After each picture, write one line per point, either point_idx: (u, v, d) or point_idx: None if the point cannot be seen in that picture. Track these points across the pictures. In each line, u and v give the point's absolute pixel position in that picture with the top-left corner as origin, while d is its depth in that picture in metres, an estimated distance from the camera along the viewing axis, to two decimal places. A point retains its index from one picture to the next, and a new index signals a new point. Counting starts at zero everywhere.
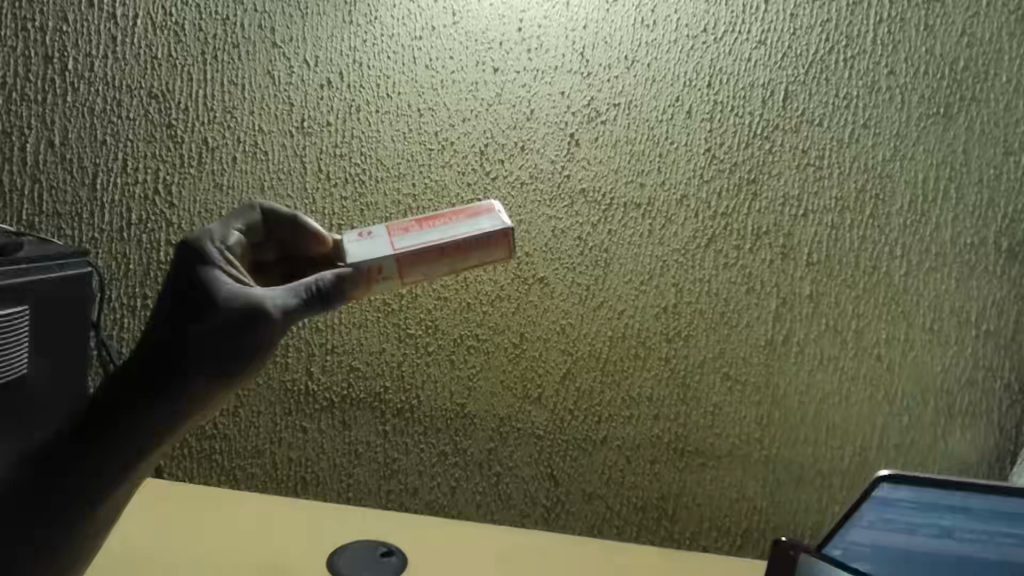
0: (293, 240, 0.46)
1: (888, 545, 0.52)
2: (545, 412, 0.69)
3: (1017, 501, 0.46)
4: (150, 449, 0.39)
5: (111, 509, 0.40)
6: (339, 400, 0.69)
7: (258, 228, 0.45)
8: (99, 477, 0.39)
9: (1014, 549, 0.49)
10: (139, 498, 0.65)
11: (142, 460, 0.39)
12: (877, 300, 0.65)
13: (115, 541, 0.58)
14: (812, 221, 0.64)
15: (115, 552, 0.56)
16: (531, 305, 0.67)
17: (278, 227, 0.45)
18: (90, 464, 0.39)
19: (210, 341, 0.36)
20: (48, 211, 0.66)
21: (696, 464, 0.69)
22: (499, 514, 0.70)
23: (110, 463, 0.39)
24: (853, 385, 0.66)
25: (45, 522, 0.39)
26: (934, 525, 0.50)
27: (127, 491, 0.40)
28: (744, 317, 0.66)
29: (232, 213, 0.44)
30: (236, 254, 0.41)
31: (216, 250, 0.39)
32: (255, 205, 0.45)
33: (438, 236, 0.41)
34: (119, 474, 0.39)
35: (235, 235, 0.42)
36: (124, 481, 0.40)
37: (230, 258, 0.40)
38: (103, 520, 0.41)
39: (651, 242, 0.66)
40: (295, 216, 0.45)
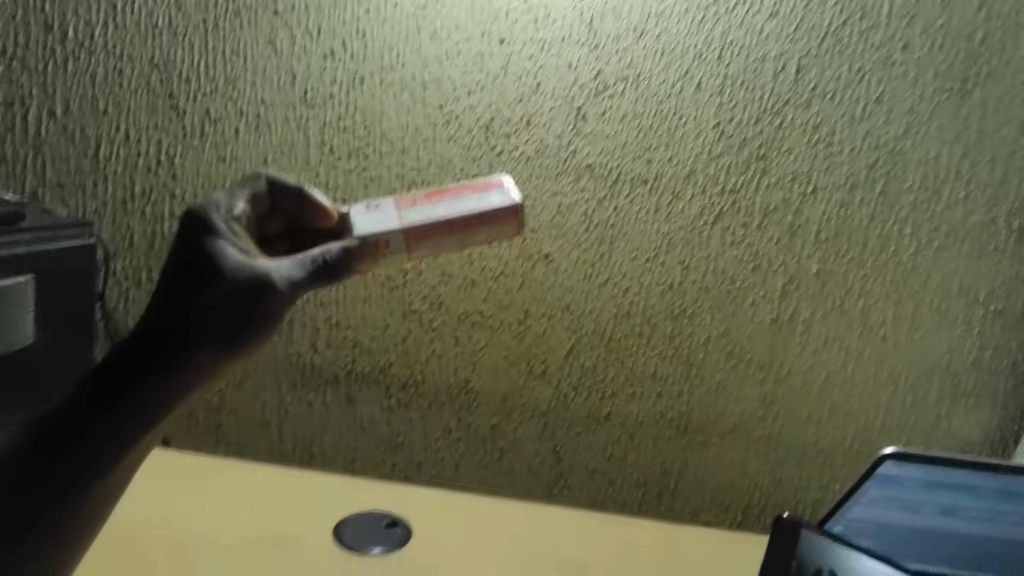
0: (299, 212, 0.45)
1: (892, 526, 0.52)
2: (548, 389, 0.69)
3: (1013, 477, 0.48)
4: (160, 419, 0.39)
5: (120, 479, 0.40)
6: (344, 374, 0.69)
7: (264, 199, 0.44)
8: (109, 448, 0.39)
9: (1017, 527, 0.50)
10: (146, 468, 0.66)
11: (151, 431, 0.39)
12: (885, 279, 0.65)
13: (120, 514, 0.58)
14: (822, 199, 0.64)
15: (120, 527, 0.57)
16: (536, 282, 0.67)
17: (283, 198, 0.45)
18: (99, 434, 0.38)
19: (216, 312, 0.36)
20: (52, 182, 0.66)
21: (699, 441, 0.69)
22: (503, 489, 0.71)
23: (121, 433, 0.38)
24: (857, 364, 0.67)
25: (53, 493, 0.39)
26: (937, 502, 0.50)
27: (135, 460, 0.40)
28: (750, 295, 0.66)
29: (238, 182, 0.44)
30: (242, 225, 0.41)
31: (222, 220, 0.39)
32: (261, 175, 0.45)
33: (445, 211, 0.41)
34: (129, 444, 0.39)
35: (240, 206, 0.42)
36: (134, 450, 0.39)
37: (236, 228, 0.40)
38: (114, 490, 0.40)
39: (658, 219, 0.65)
40: (300, 187, 0.45)
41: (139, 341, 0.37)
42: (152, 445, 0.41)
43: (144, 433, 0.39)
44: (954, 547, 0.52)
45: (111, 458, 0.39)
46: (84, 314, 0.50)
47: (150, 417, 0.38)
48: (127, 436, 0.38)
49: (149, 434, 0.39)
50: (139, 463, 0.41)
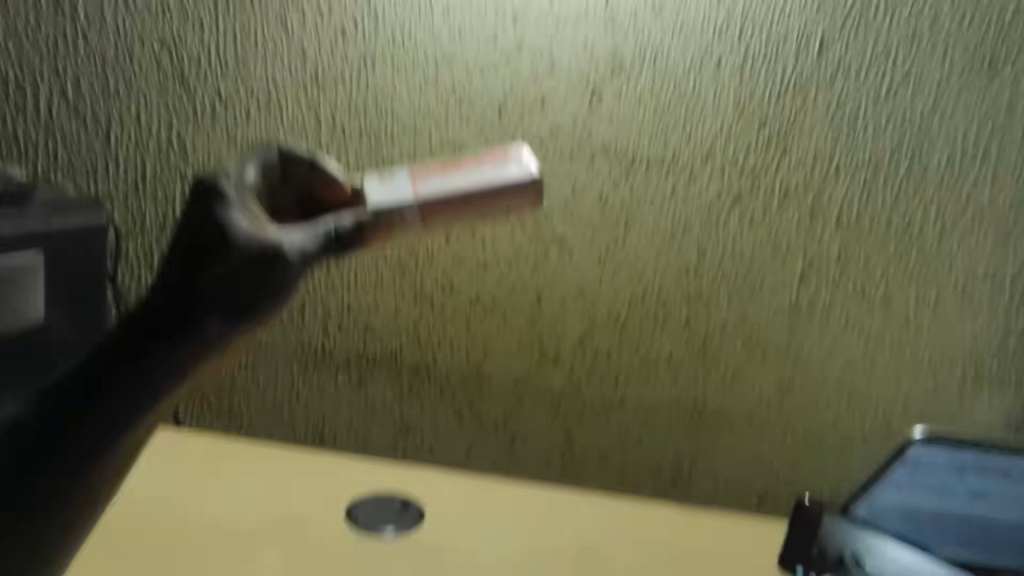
0: (313, 183, 0.42)
1: (882, 483, 0.58)
2: (561, 374, 0.68)
3: (998, 454, 0.54)
4: (169, 393, 0.38)
5: (127, 458, 0.39)
6: (356, 358, 0.69)
7: (274, 169, 0.41)
8: (117, 424, 0.38)
9: (1015, 509, 0.56)
10: (152, 449, 0.64)
11: (160, 406, 0.38)
12: (908, 263, 0.63)
13: (133, 490, 0.59)
14: (844, 180, 0.62)
15: (136, 504, 0.58)
16: (549, 265, 0.66)
17: (296, 168, 0.41)
18: (106, 409, 0.37)
19: (227, 281, 0.35)
20: (65, 163, 0.66)
21: (714, 428, 0.69)
22: (515, 474, 0.71)
23: (130, 408, 0.37)
24: (879, 349, 0.66)
25: (60, 472, 0.38)
26: (948, 486, 0.57)
27: (143, 438, 0.39)
28: (768, 279, 0.65)
29: (247, 152, 0.41)
30: (253, 195, 0.38)
31: (231, 187, 0.37)
32: (274, 144, 0.41)
33: (462, 182, 0.39)
34: (137, 420, 0.38)
35: (251, 175, 0.39)
36: (139, 428, 0.38)
37: (247, 195, 0.38)
38: (122, 470, 0.39)
39: (674, 201, 0.64)
40: (314, 157, 0.41)
41: (150, 311, 0.37)
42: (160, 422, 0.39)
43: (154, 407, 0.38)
44: (956, 525, 0.58)
45: (119, 434, 0.38)
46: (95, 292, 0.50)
47: (160, 391, 0.37)
48: (135, 411, 0.37)
49: (159, 409, 0.38)
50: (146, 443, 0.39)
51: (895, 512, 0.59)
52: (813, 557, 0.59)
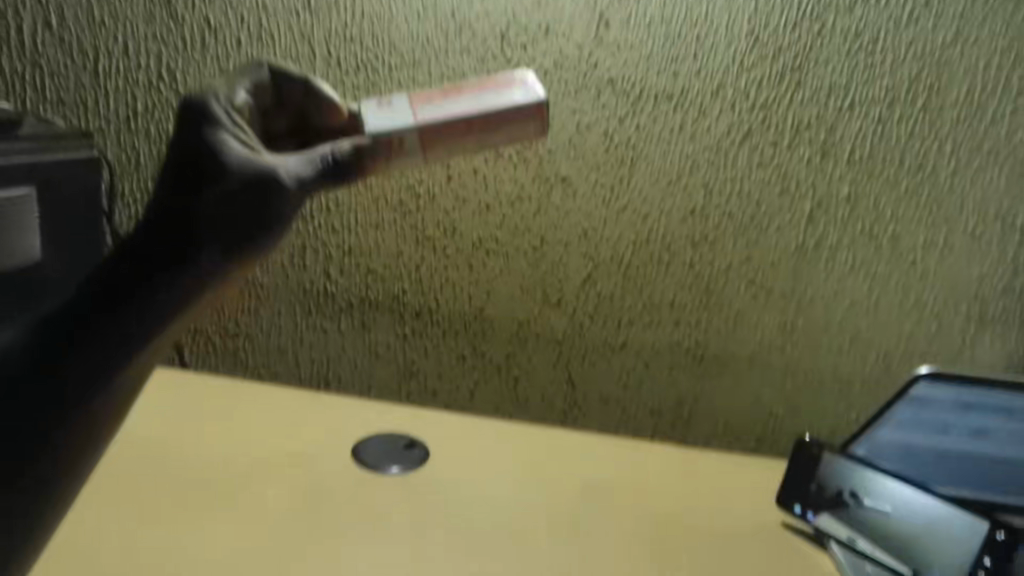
0: (307, 106, 0.43)
1: (886, 421, 0.58)
2: (563, 318, 0.68)
3: (1000, 391, 0.56)
4: (160, 336, 0.35)
5: (122, 400, 0.36)
6: (358, 302, 0.68)
7: (267, 91, 0.41)
8: (109, 361, 0.35)
9: (1000, 446, 0.59)
10: (153, 384, 0.65)
11: (150, 350, 0.36)
12: (919, 201, 0.63)
13: (133, 426, 0.59)
14: (858, 115, 0.61)
15: (136, 438, 0.57)
16: (552, 206, 0.65)
17: (289, 90, 0.42)
18: (92, 353, 0.35)
19: (224, 209, 0.34)
20: (51, 98, 0.63)
21: (716, 370, 0.69)
22: (517, 416, 0.71)
23: (124, 344, 0.35)
24: (884, 291, 0.66)
25: (51, 416, 0.35)
26: (944, 424, 0.58)
27: (137, 379, 0.36)
28: (776, 220, 0.64)
29: (239, 71, 0.41)
30: (244, 117, 0.38)
31: (222, 109, 0.36)
32: (264, 63, 0.42)
33: (465, 107, 0.40)
34: (125, 365, 0.35)
35: (242, 95, 0.39)
36: (129, 374, 0.36)
37: (238, 119, 0.37)
38: (116, 414, 0.36)
39: (682, 138, 0.62)
40: (307, 79, 0.43)
41: (138, 245, 0.35)
42: (154, 362, 0.37)
43: (149, 343, 0.35)
44: (945, 463, 0.60)
45: (112, 374, 0.35)
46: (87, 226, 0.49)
47: (154, 325, 0.35)
48: (129, 347, 0.35)
49: (153, 346, 0.36)
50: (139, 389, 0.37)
51: (893, 450, 0.60)
52: (812, 493, 0.59)
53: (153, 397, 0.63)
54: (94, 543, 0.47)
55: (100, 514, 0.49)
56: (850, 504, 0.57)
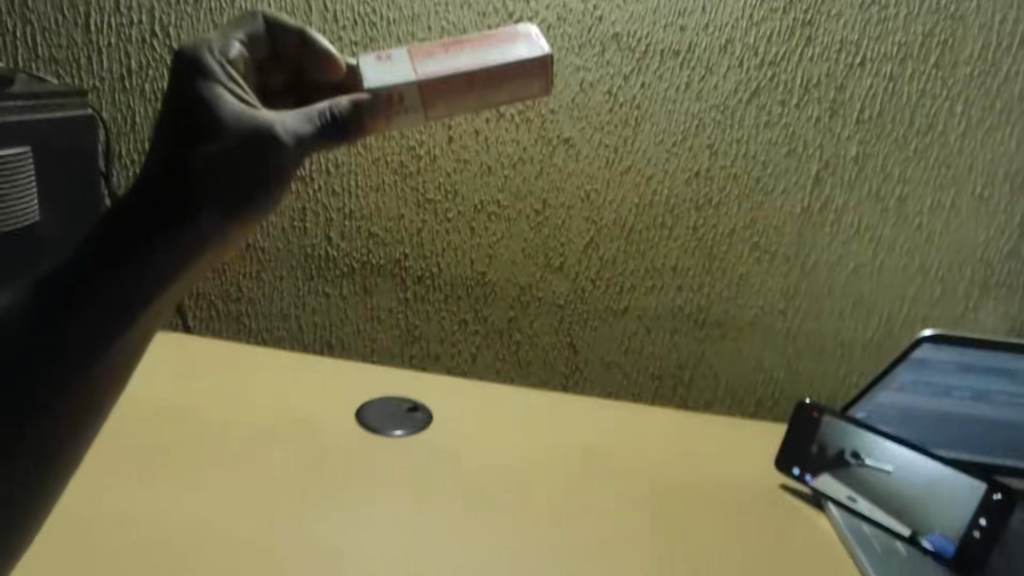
0: (303, 59, 0.42)
1: (887, 383, 0.59)
2: (565, 282, 0.68)
3: (1002, 352, 0.55)
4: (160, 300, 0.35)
5: (124, 366, 0.35)
6: (359, 266, 0.68)
7: (262, 44, 0.40)
8: (108, 327, 0.34)
9: (995, 408, 0.59)
10: (156, 348, 0.65)
11: (149, 315, 0.35)
12: (928, 162, 0.62)
13: (135, 392, 0.59)
14: (869, 71, 0.60)
15: (138, 403, 0.57)
16: (555, 168, 0.64)
17: (284, 42, 0.41)
18: (90, 319, 0.34)
19: (221, 165, 0.33)
20: (44, 56, 0.62)
21: (717, 334, 0.69)
22: (519, 381, 0.72)
23: (124, 309, 0.34)
24: (889, 255, 0.65)
25: (46, 388, 0.33)
26: (942, 386, 0.59)
27: (138, 344, 0.35)
28: (781, 182, 0.63)
29: (234, 23, 0.40)
30: (238, 70, 0.37)
31: (216, 62, 0.36)
32: (257, 15, 0.41)
33: (466, 62, 0.38)
34: (125, 332, 0.34)
35: (236, 47, 0.38)
36: (128, 341, 0.35)
37: (233, 74, 0.36)
38: (118, 380, 0.36)
39: (688, 96, 0.61)
40: (303, 30, 0.41)
41: (132, 207, 0.34)
42: (155, 326, 0.36)
43: (149, 306, 0.34)
44: (939, 422, 0.61)
45: (113, 338, 0.34)
46: (78, 183, 0.49)
47: (154, 288, 0.34)
48: (129, 312, 0.34)
49: (154, 309, 0.35)
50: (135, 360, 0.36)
51: (891, 411, 0.61)
52: (812, 455, 0.60)
53: (156, 361, 0.63)
54: (102, 501, 0.48)
55: (107, 473, 0.50)
56: (851, 465, 0.58)
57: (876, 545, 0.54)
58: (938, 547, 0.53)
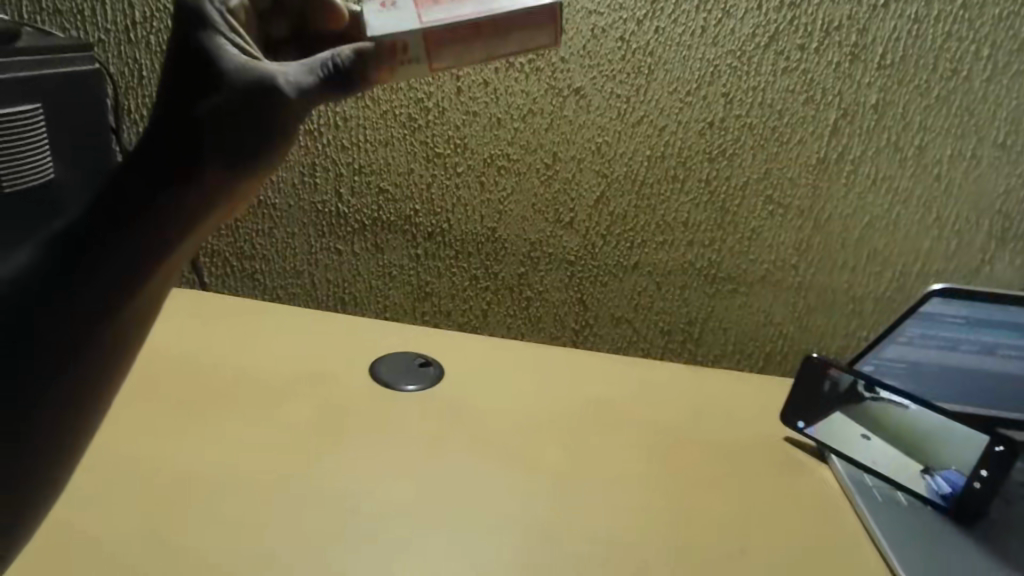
0: (308, 7, 0.41)
1: (895, 336, 0.58)
2: (576, 237, 0.67)
3: (1011, 306, 0.55)
4: (172, 258, 0.34)
5: (138, 325, 0.35)
6: (370, 223, 0.68)
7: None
8: (116, 294, 0.33)
9: (1003, 360, 0.59)
10: (173, 305, 0.66)
11: (161, 275, 0.34)
12: (949, 110, 0.61)
13: (154, 347, 0.60)
14: (893, 13, 0.58)
15: (156, 358, 0.59)
16: (566, 120, 0.63)
17: None
18: (103, 282, 0.32)
19: (228, 118, 0.32)
20: (48, 8, 0.61)
21: (728, 290, 0.69)
22: (530, 336, 0.72)
23: (132, 273, 0.33)
24: (905, 208, 0.64)
25: (58, 356, 0.32)
26: (951, 339, 0.58)
27: (151, 302, 0.35)
28: (797, 133, 0.62)
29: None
30: (241, 19, 0.36)
31: (217, 10, 0.34)
32: None
33: (473, 9, 0.37)
34: (137, 292, 0.33)
35: None
36: (143, 300, 0.34)
37: (235, 23, 0.35)
38: (133, 340, 0.35)
39: (703, 41, 0.59)
40: None
41: (137, 163, 0.32)
42: (166, 285, 0.35)
43: (158, 270, 0.33)
44: (947, 376, 0.61)
45: (124, 304, 0.33)
46: (91, 137, 0.48)
47: (163, 250, 0.33)
48: (139, 275, 0.33)
49: (163, 271, 0.34)
50: (148, 321, 0.35)
51: (898, 364, 0.61)
52: (825, 391, 0.60)
53: (173, 318, 0.64)
54: (125, 448, 0.49)
55: (129, 423, 0.52)
56: (864, 398, 0.58)
57: (876, 494, 0.55)
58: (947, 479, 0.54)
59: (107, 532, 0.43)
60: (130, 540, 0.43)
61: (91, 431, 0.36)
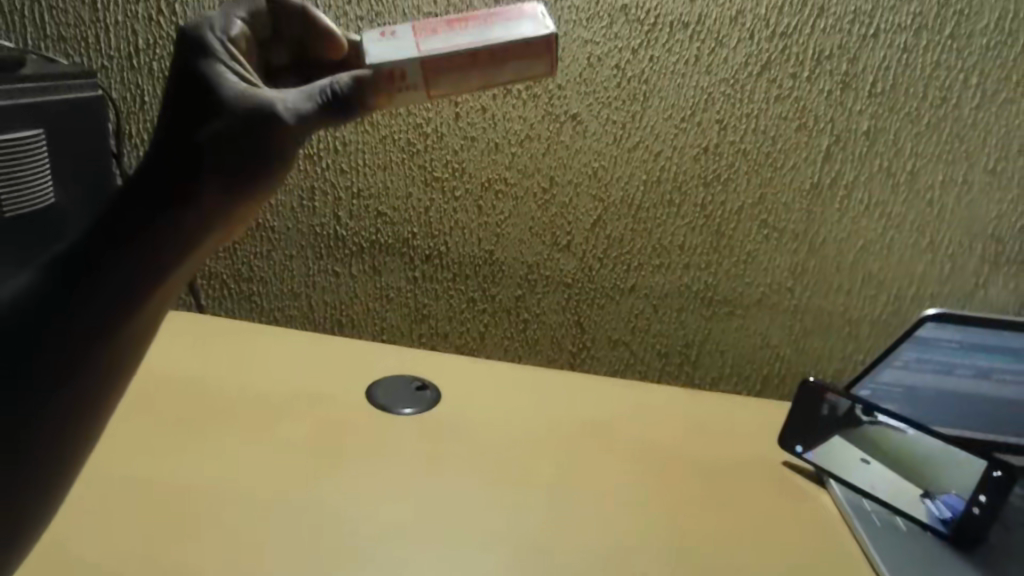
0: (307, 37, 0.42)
1: (891, 361, 0.58)
2: (573, 260, 0.68)
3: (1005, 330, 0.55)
4: (168, 281, 0.34)
5: (134, 348, 0.35)
6: (367, 245, 0.68)
7: (264, 21, 0.40)
8: (114, 315, 0.33)
9: (998, 384, 0.59)
10: (171, 327, 0.66)
11: (158, 298, 0.34)
12: (940, 137, 0.62)
13: (150, 369, 0.60)
14: (883, 43, 0.59)
15: (152, 379, 0.59)
16: (563, 145, 0.63)
17: (286, 18, 0.41)
18: (99, 304, 0.32)
19: (227, 143, 0.32)
20: (52, 35, 0.62)
21: (724, 313, 0.69)
22: (527, 358, 0.72)
23: (129, 296, 0.33)
24: (898, 233, 0.65)
25: (54, 375, 0.32)
26: (946, 364, 0.58)
27: (148, 325, 0.34)
28: (790, 159, 0.63)
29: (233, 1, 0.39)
30: (241, 49, 0.37)
31: (217, 40, 0.35)
32: None
33: (470, 40, 0.37)
34: (132, 314, 0.33)
35: (237, 26, 0.37)
36: (139, 323, 0.34)
37: (235, 52, 0.36)
38: (129, 362, 0.35)
39: (697, 70, 0.60)
40: (305, 8, 0.41)
41: (136, 187, 0.32)
42: (163, 307, 0.35)
43: (153, 292, 0.33)
44: (943, 401, 0.61)
45: (120, 326, 0.33)
46: (92, 160, 0.49)
47: (159, 273, 0.33)
48: (135, 298, 0.33)
49: (159, 294, 0.34)
50: (144, 344, 0.35)
51: (895, 389, 0.61)
52: (824, 415, 0.60)
53: (170, 340, 0.64)
54: (120, 469, 0.49)
55: (125, 442, 0.51)
56: (862, 422, 0.58)
57: (875, 519, 0.54)
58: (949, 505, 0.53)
59: (102, 552, 0.43)
60: (124, 561, 0.42)
61: (92, 444, 0.36)
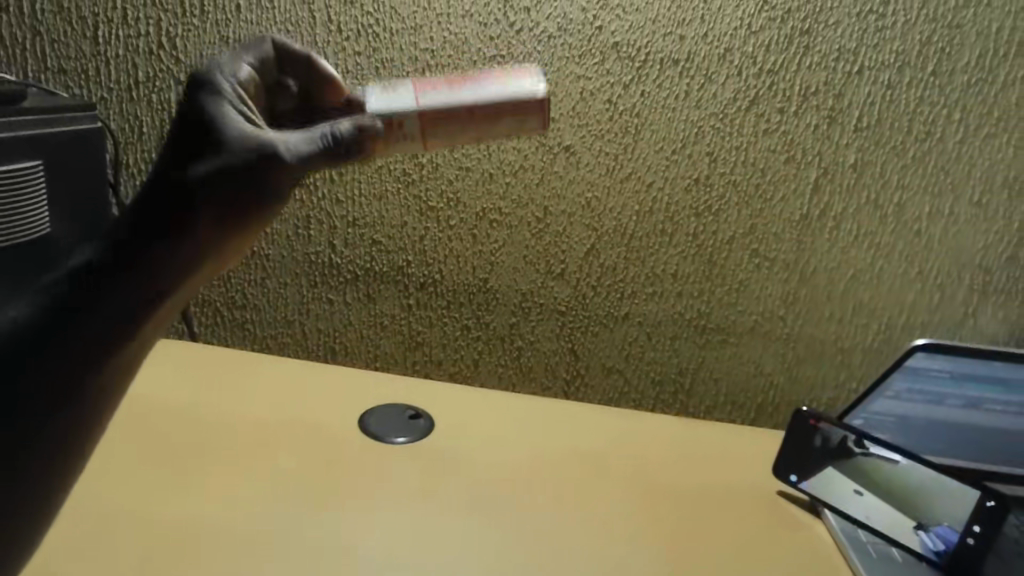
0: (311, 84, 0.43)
1: (882, 391, 0.59)
2: (567, 288, 0.68)
3: (994, 360, 0.56)
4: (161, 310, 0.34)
5: (124, 374, 0.35)
6: (362, 273, 0.69)
7: (271, 67, 0.41)
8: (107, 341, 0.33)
9: (990, 414, 0.60)
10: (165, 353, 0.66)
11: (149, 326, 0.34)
12: (926, 169, 0.63)
13: (141, 395, 0.59)
14: (867, 79, 0.61)
15: (143, 405, 0.58)
16: (557, 176, 0.64)
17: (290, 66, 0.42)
18: (93, 330, 0.32)
19: (223, 177, 0.32)
20: (53, 67, 0.63)
21: (717, 341, 0.69)
22: (520, 386, 0.72)
23: (122, 323, 0.33)
24: (887, 262, 0.66)
25: (45, 400, 0.32)
26: (936, 393, 0.59)
27: (139, 352, 0.34)
28: (780, 190, 0.64)
29: (243, 46, 0.40)
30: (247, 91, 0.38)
31: (225, 81, 0.36)
32: (267, 38, 0.41)
33: (467, 95, 0.38)
34: (124, 341, 0.33)
35: (245, 69, 0.38)
36: (130, 349, 0.34)
37: (240, 93, 0.36)
38: (119, 388, 0.35)
39: (687, 104, 0.62)
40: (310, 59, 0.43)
41: (135, 216, 0.33)
42: (154, 335, 0.35)
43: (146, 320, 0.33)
44: (935, 431, 0.61)
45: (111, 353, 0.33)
46: (91, 189, 0.49)
47: (152, 301, 0.33)
48: (128, 326, 0.33)
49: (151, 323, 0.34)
50: (134, 371, 0.35)
51: (887, 418, 0.61)
52: (817, 446, 0.60)
53: (163, 367, 0.64)
54: (108, 496, 0.48)
55: (113, 467, 0.51)
56: (855, 453, 0.58)
57: (870, 550, 0.54)
58: (941, 535, 0.53)
59: None
60: None
61: (80, 471, 0.36)
